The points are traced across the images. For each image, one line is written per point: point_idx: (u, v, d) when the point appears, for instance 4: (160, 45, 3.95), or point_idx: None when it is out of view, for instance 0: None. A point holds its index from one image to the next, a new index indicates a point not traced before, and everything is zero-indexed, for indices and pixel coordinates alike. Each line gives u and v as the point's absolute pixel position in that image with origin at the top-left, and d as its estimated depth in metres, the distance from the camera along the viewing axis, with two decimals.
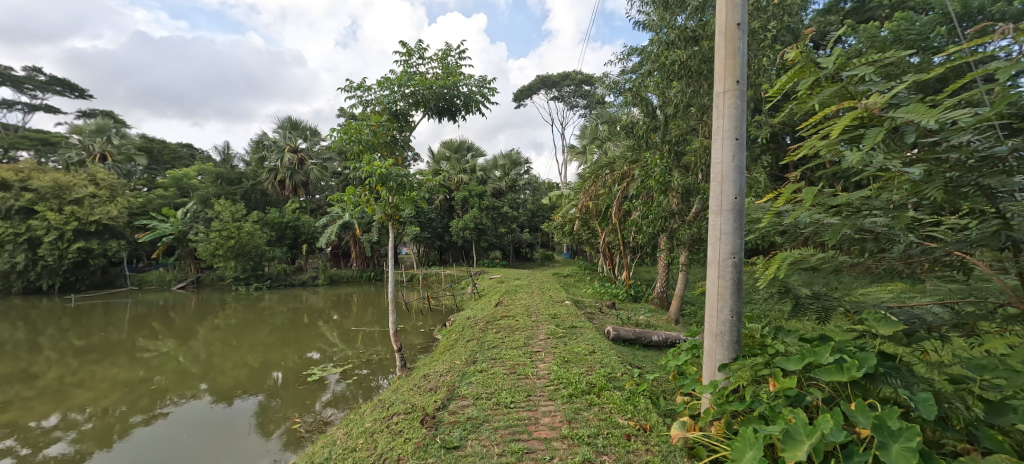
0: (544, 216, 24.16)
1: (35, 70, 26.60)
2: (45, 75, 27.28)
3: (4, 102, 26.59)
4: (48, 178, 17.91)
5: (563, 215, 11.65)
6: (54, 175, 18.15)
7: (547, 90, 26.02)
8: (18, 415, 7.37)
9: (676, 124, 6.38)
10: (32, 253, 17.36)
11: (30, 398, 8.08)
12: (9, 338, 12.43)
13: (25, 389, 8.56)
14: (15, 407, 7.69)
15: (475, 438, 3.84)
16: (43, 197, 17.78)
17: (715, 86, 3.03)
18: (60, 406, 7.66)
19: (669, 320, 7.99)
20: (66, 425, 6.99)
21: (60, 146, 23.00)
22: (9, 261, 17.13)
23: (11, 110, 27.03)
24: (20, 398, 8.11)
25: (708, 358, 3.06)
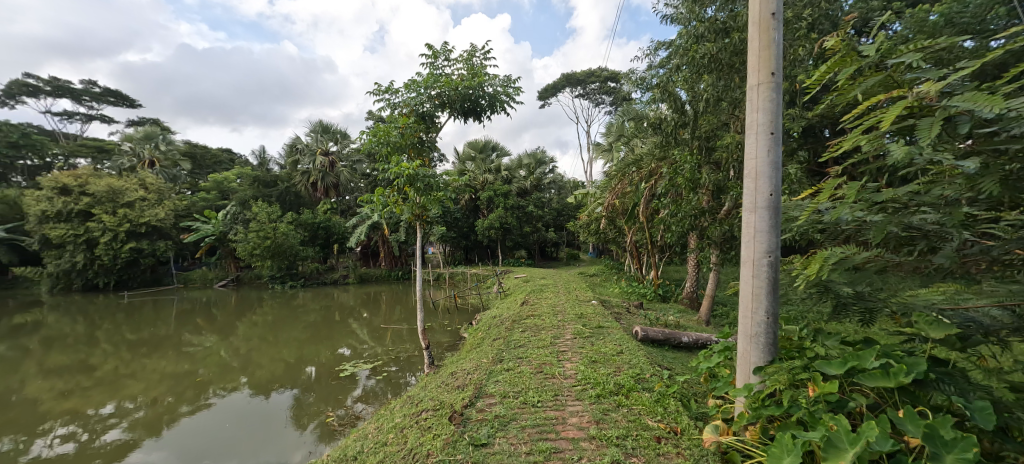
0: (569, 215, 23.97)
1: (91, 83, 28.34)
2: (100, 87, 29.01)
3: (63, 113, 28.40)
4: (104, 183, 18.97)
5: (589, 214, 11.53)
6: (109, 180, 19.23)
7: (571, 88, 25.88)
8: (78, 402, 7.86)
9: (706, 120, 6.19)
10: (89, 253, 18.50)
11: (88, 387, 8.59)
12: (69, 331, 13.26)
13: (84, 378, 9.11)
14: (76, 395, 8.20)
15: (503, 436, 3.84)
16: (99, 201, 18.81)
17: (749, 80, 2.92)
18: (114, 396, 8.11)
19: (699, 321, 7.81)
20: (120, 413, 7.40)
21: (113, 153, 24.40)
22: (70, 260, 18.32)
23: (70, 120, 28.89)
24: (79, 387, 8.64)
25: (742, 361, 2.96)
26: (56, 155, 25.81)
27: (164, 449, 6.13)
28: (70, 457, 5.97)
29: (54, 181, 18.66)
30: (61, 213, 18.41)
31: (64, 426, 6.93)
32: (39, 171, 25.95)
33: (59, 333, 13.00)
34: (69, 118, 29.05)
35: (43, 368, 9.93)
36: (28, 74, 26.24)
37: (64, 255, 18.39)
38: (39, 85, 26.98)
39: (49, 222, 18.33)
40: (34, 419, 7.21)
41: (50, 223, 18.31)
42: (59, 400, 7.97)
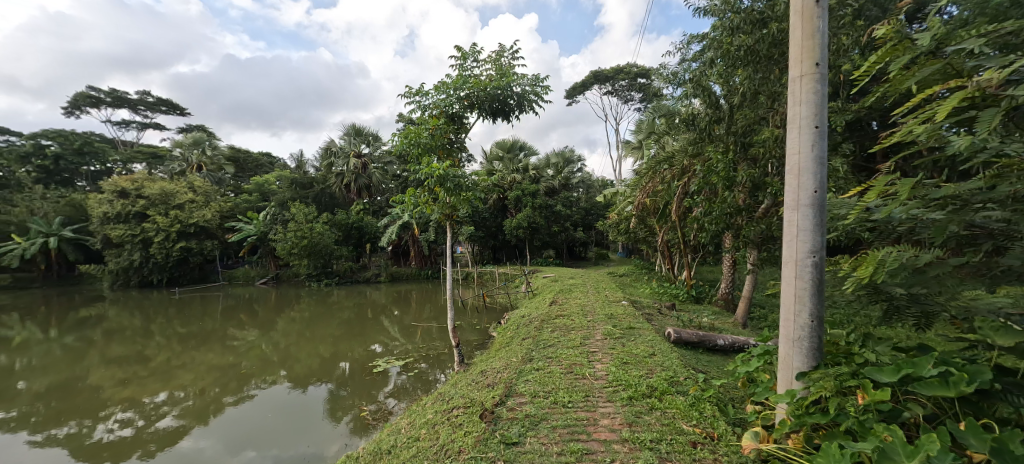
0: (598, 214, 23.66)
1: (146, 93, 30.03)
2: (153, 97, 30.66)
3: (122, 122, 30.26)
4: (157, 186, 20.11)
5: (618, 213, 11.37)
6: (161, 184, 20.36)
7: (599, 86, 25.53)
8: (135, 390, 8.34)
9: (742, 115, 5.97)
10: (145, 252, 19.66)
11: (144, 377, 9.11)
12: (127, 324, 14.12)
13: (139, 368, 9.67)
14: (133, 383, 8.71)
15: (534, 435, 3.83)
16: (153, 203, 19.94)
17: (791, 72, 2.80)
18: (166, 385, 8.55)
19: (735, 323, 7.56)
20: (171, 401, 7.80)
21: (166, 159, 25.85)
22: (128, 258, 19.53)
23: (127, 127, 30.74)
24: (136, 376, 9.17)
25: (784, 367, 2.84)
26: (115, 160, 27.51)
27: (210, 437, 6.41)
28: (128, 443, 6.32)
29: (114, 184, 19.93)
30: (119, 215, 19.64)
31: (123, 412, 7.35)
32: (101, 176, 27.76)
33: (119, 326, 13.87)
34: (126, 126, 30.89)
35: (104, 357, 10.60)
36: (91, 86, 28.02)
37: (123, 254, 19.62)
38: (101, 96, 28.78)
39: (110, 223, 19.60)
40: (97, 405, 7.68)
41: (110, 224, 19.56)
42: (118, 388, 8.48)
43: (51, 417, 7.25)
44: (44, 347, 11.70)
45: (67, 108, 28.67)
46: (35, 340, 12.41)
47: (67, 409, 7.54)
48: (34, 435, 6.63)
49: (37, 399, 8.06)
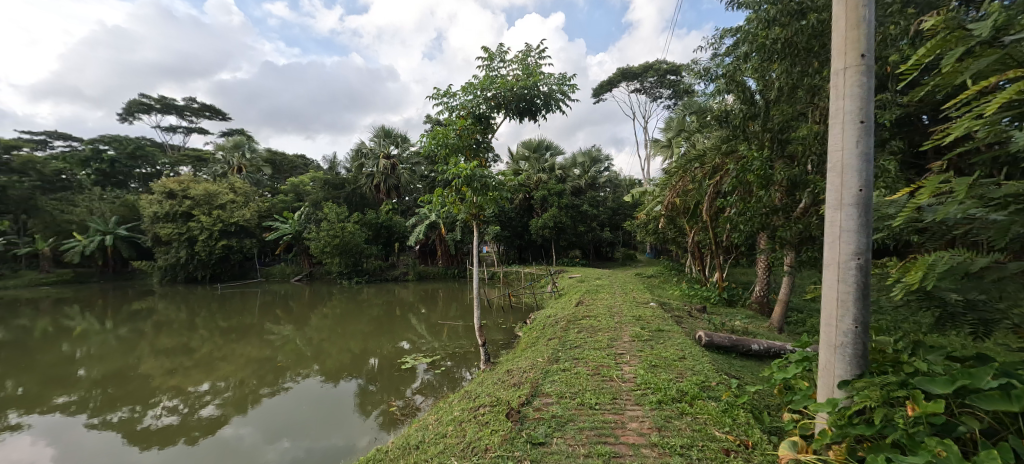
0: (625, 214, 23.28)
1: (192, 99, 31.51)
2: (197, 103, 32.13)
3: (169, 127, 31.85)
4: (201, 188, 21.09)
5: (646, 213, 11.16)
6: (205, 185, 21.33)
7: (627, 84, 25.15)
8: (181, 380, 8.74)
9: (779, 110, 5.71)
10: (190, 250, 20.66)
11: (189, 367, 9.53)
12: (174, 317, 14.84)
13: (185, 359, 10.13)
14: (179, 373, 9.14)
15: (561, 436, 3.78)
16: (197, 203, 20.94)
17: (834, 64, 2.67)
18: (209, 376, 8.93)
19: (771, 328, 7.29)
20: (214, 391, 8.14)
21: (210, 161, 27.07)
22: (175, 255, 20.55)
23: (174, 132, 32.33)
24: (182, 366, 9.61)
25: (825, 374, 2.72)
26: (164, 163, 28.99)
27: (249, 426, 6.64)
28: (174, 429, 6.64)
29: (163, 186, 21.03)
30: (166, 214, 20.69)
31: (169, 400, 7.72)
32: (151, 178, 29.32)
33: (166, 318, 14.60)
34: (173, 130, 32.49)
35: (153, 348, 11.17)
36: (142, 93, 29.58)
37: (171, 251, 20.68)
38: (151, 103, 30.34)
39: (159, 222, 20.70)
40: (146, 393, 8.09)
41: (160, 223, 20.66)
42: (165, 377, 8.91)
43: (106, 403, 7.67)
44: (101, 337, 12.42)
45: (121, 114, 30.38)
46: (93, 330, 13.21)
47: (120, 396, 7.97)
48: (92, 419, 7.03)
49: (94, 385, 8.57)
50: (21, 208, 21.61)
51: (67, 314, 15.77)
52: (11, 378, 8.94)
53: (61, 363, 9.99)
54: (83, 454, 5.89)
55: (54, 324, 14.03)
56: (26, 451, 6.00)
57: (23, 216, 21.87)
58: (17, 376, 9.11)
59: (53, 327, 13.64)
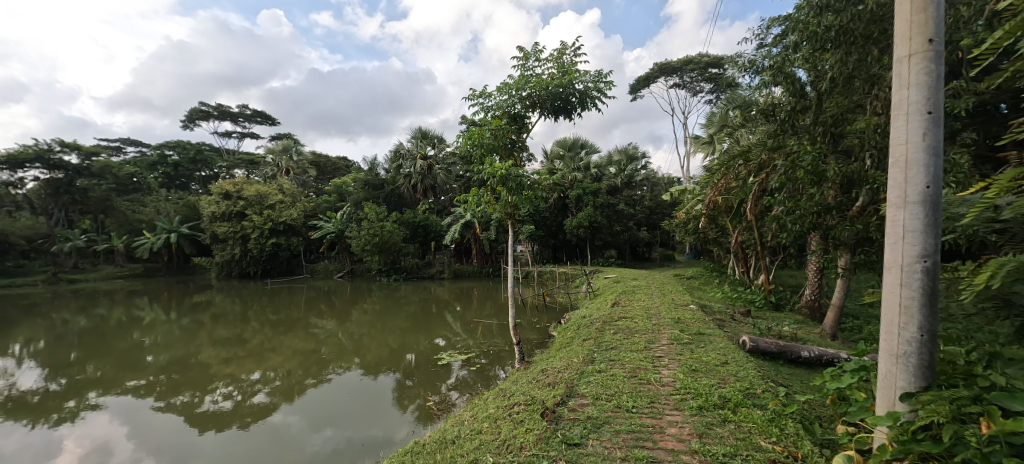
0: (664, 214, 22.65)
1: (245, 106, 33.22)
2: (250, 109, 33.88)
3: (225, 133, 33.75)
4: (252, 189, 22.25)
5: (686, 212, 10.82)
6: (256, 187, 22.48)
7: (665, 79, 24.46)
8: (235, 368, 9.22)
9: (832, 102, 5.34)
10: (243, 247, 21.86)
11: (242, 357, 10.03)
12: (229, 309, 15.72)
13: (238, 349, 10.68)
14: (234, 362, 9.64)
15: (596, 438, 3.70)
16: (250, 204, 22.12)
17: (896, 51, 2.46)
18: (259, 366, 9.37)
19: (823, 334, 6.88)
20: (264, 380, 8.54)
21: (261, 164, 28.51)
22: (230, 252, 21.82)
23: (229, 137, 34.25)
24: (236, 356, 10.14)
25: (884, 384, 2.52)
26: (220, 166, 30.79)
27: (296, 413, 6.91)
28: (229, 414, 7.00)
29: (219, 188, 22.31)
30: (222, 214, 21.97)
31: (225, 387, 8.15)
32: (210, 180, 31.21)
33: (222, 311, 15.50)
34: (228, 135, 34.41)
35: (211, 337, 11.86)
36: (202, 102, 31.46)
37: (227, 248, 21.94)
38: (210, 110, 32.22)
39: (217, 221, 22.08)
40: (205, 379, 8.56)
41: (217, 221, 21.99)
42: (221, 365, 9.42)
43: (170, 387, 8.18)
44: (166, 326, 13.31)
45: (183, 122, 32.48)
46: (160, 320, 14.19)
47: (182, 381, 8.48)
48: (158, 401, 7.50)
49: (160, 370, 9.16)
50: (98, 208, 23.58)
51: (137, 304, 17.07)
52: (90, 362, 9.70)
53: (132, 349, 10.76)
54: (151, 433, 6.31)
55: (126, 314, 15.18)
56: (103, 428, 6.50)
57: (101, 215, 23.96)
58: (95, 360, 9.87)
59: (125, 316, 14.78)
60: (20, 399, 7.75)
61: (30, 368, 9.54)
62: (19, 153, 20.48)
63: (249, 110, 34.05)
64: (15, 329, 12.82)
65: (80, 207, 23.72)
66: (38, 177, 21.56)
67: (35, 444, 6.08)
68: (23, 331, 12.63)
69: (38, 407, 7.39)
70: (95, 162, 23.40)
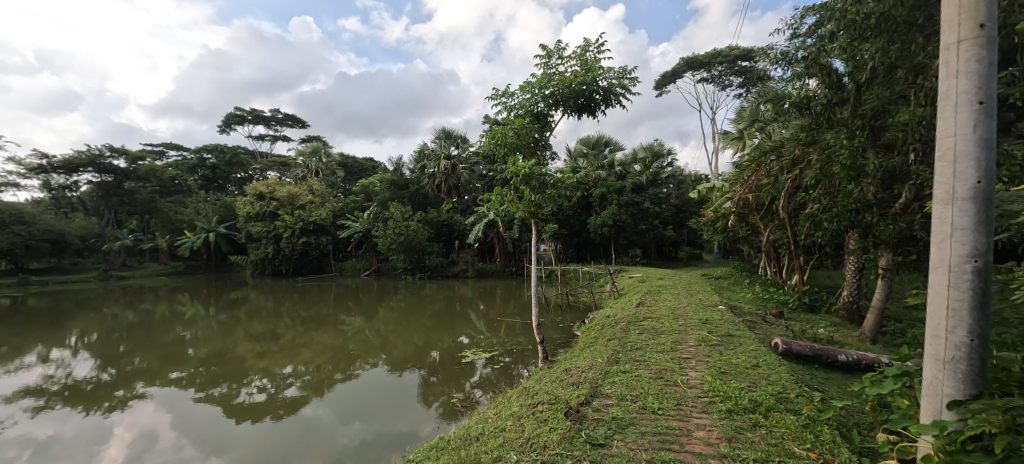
0: (690, 212, 22.11)
1: (277, 110, 34.21)
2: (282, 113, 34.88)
3: (259, 136, 34.85)
4: (285, 190, 22.94)
5: (715, 210, 10.53)
6: (287, 188, 23.15)
7: (693, 74, 23.87)
8: (269, 362, 9.51)
9: (872, 93, 5.07)
10: (276, 246, 22.55)
11: (275, 351, 10.34)
12: (263, 306, 16.25)
13: (271, 344, 11.00)
14: (267, 356, 9.94)
15: (621, 439, 3.63)
16: (282, 204, 22.81)
17: (943, 38, 2.32)
18: (291, 360, 9.63)
19: (862, 338, 6.57)
20: (296, 374, 8.77)
21: (292, 165, 29.33)
22: (264, 251, 22.57)
23: (263, 140, 35.37)
24: (269, 350, 10.46)
25: (930, 391, 2.37)
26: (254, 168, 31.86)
27: (326, 407, 7.06)
28: (263, 406, 7.21)
29: (253, 189, 23.08)
30: (256, 214, 22.71)
31: (260, 380, 8.40)
32: (245, 182, 32.35)
33: (257, 307, 16.04)
34: (261, 138, 35.55)
35: (246, 332, 12.27)
36: (237, 106, 32.57)
37: (261, 247, 22.71)
38: (244, 115, 33.33)
39: (251, 221, 22.87)
40: (241, 372, 8.85)
41: (251, 221, 22.76)
42: (256, 359, 9.72)
43: (208, 379, 8.48)
44: (205, 321, 13.86)
45: (220, 126, 33.74)
46: (200, 315, 14.77)
47: (220, 374, 8.78)
48: (198, 393, 7.79)
49: (200, 363, 9.51)
50: (144, 209, 24.80)
51: (179, 300, 17.87)
52: (136, 355, 10.16)
53: (175, 342, 11.23)
54: (193, 423, 6.56)
55: (169, 309, 15.88)
56: (149, 417, 6.78)
57: (147, 216, 25.21)
58: (141, 353, 10.33)
59: (168, 311, 15.49)
60: (76, 386, 8.20)
61: (84, 359, 10.06)
62: (74, 159, 21.82)
63: (281, 113, 35.04)
64: (70, 322, 13.62)
65: (127, 208, 25.01)
66: (90, 181, 22.85)
67: (89, 430, 6.40)
68: (78, 324, 13.37)
69: (91, 395, 7.78)
70: (141, 166, 24.52)
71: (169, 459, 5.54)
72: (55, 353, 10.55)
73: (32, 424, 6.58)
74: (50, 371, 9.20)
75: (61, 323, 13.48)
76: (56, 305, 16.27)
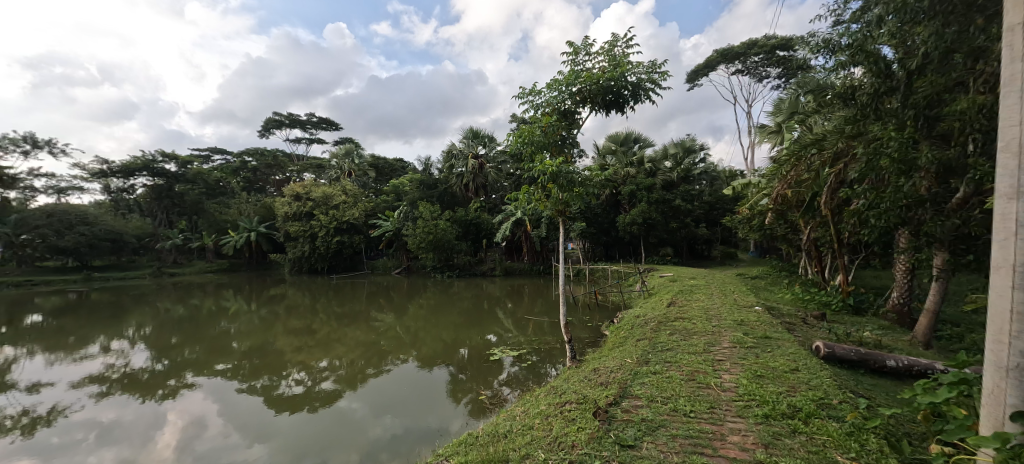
0: (724, 209, 21.44)
1: (312, 114, 35.26)
2: (316, 116, 35.90)
3: (295, 139, 36.00)
4: (319, 191, 23.63)
5: (750, 207, 10.15)
6: (322, 189, 23.83)
7: (726, 66, 23.16)
8: (305, 356, 9.80)
9: (924, 82, 4.74)
10: (311, 244, 23.27)
11: (311, 346, 10.65)
12: (300, 302, 16.80)
13: (308, 339, 11.34)
14: (304, 350, 10.25)
15: (652, 441, 3.53)
16: (317, 205, 23.54)
17: (1008, 19, 2.12)
18: (326, 354, 9.89)
19: (913, 342, 6.19)
20: (330, 368, 9.00)
21: (326, 166, 30.16)
22: (300, 249, 23.32)
23: (299, 143, 36.51)
24: (306, 344, 10.78)
25: (992, 399, 2.18)
26: (290, 170, 32.95)
27: (360, 400, 7.20)
28: (301, 398, 7.42)
29: (291, 190, 23.90)
30: (293, 214, 23.51)
31: (298, 373, 8.65)
32: (283, 183, 33.49)
33: (294, 303, 16.58)
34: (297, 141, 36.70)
35: (285, 327, 12.70)
36: (275, 112, 33.78)
37: (298, 246, 23.48)
38: (281, 119, 34.49)
39: (289, 221, 23.69)
40: (280, 365, 9.15)
41: (288, 221, 23.56)
42: (294, 353, 10.04)
43: (251, 371, 8.79)
44: (248, 316, 14.45)
45: (260, 131, 35.06)
46: (243, 310, 15.38)
47: (261, 366, 9.11)
48: (242, 384, 8.08)
49: (243, 356, 9.88)
50: (192, 209, 26.09)
51: (224, 295, 18.71)
52: (186, 347, 10.67)
53: (221, 336, 11.72)
54: (238, 411, 6.82)
55: (215, 304, 16.64)
56: (199, 405, 7.10)
57: (195, 216, 26.52)
58: (191, 345, 10.84)
59: (214, 306, 16.24)
60: (133, 375, 8.69)
61: (140, 349, 10.67)
62: (132, 163, 23.90)
63: (316, 117, 36.09)
64: (128, 315, 14.48)
65: (177, 209, 26.36)
66: (144, 184, 24.85)
67: (146, 415, 6.75)
68: (134, 317, 14.19)
69: (147, 383, 8.21)
70: (189, 170, 26.18)
71: (216, 446, 5.77)
72: (115, 344, 11.21)
73: (96, 409, 7.01)
74: (111, 360, 9.76)
75: (121, 316, 14.33)
76: (116, 299, 17.36)
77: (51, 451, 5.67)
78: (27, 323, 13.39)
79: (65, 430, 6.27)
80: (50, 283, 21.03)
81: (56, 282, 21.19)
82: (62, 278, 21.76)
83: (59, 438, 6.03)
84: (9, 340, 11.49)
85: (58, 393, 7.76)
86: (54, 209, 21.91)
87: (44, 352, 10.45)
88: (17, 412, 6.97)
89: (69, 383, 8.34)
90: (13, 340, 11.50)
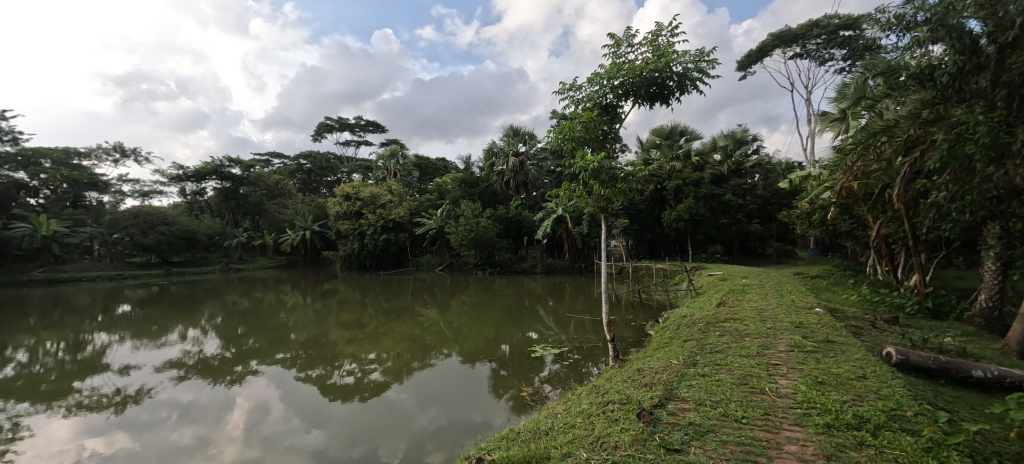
0: (780, 204, 20.25)
1: (360, 117, 36.51)
2: (364, 120, 37.13)
3: (345, 142, 37.48)
4: (367, 191, 24.46)
5: (810, 201, 9.50)
6: (370, 188, 24.64)
7: (783, 51, 21.82)
8: (355, 348, 10.13)
9: (1020, 57, 4.23)
10: (360, 242, 24.17)
11: (360, 338, 11.01)
12: (350, 296, 17.46)
13: (357, 332, 11.73)
14: (355, 343, 10.61)
15: (700, 446, 3.34)
16: (366, 204, 24.40)
17: None
18: (375, 347, 10.18)
19: (1006, 350, 5.54)
20: (378, 360, 9.24)
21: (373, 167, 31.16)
22: (350, 247, 24.24)
23: (348, 145, 37.94)
24: (356, 337, 11.15)
25: None
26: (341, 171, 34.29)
27: (407, 392, 7.35)
28: (352, 388, 7.67)
29: (341, 190, 24.89)
30: (343, 212, 24.46)
31: (349, 365, 8.95)
32: (334, 184, 34.90)
33: (345, 297, 17.26)
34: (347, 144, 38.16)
35: (337, 320, 13.24)
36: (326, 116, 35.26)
37: (348, 243, 24.42)
38: (332, 123, 35.95)
39: (340, 219, 24.69)
40: (332, 356, 9.50)
41: (339, 220, 24.55)
42: (346, 345, 10.40)
43: (307, 361, 9.19)
44: (304, 309, 15.20)
45: (313, 135, 36.72)
46: (300, 304, 16.18)
47: (316, 356, 9.49)
48: (299, 372, 8.45)
49: (300, 346, 10.36)
50: (255, 210, 27.84)
51: (283, 290, 19.75)
52: (252, 337, 11.32)
53: (280, 327, 12.35)
54: (297, 398, 7.13)
55: (276, 297, 17.61)
56: (262, 391, 7.49)
57: (256, 216, 28.21)
58: (254, 335, 11.50)
59: (275, 299, 17.19)
60: (206, 361, 9.31)
61: (211, 337, 11.45)
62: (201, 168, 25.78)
63: (364, 119, 37.35)
64: (200, 307, 15.59)
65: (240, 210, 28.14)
66: (212, 187, 26.75)
67: (218, 398, 7.20)
68: (206, 308, 15.29)
69: (218, 369, 8.78)
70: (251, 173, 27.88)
71: (278, 429, 6.06)
72: (191, 333, 12.09)
73: (176, 390, 7.55)
74: (188, 347, 10.52)
75: (194, 308, 15.44)
76: (190, 292, 18.76)
77: (141, 426, 6.15)
78: (119, 312, 14.73)
79: (151, 408, 6.80)
80: (136, 276, 23.05)
81: (141, 276, 23.17)
82: (147, 273, 23.76)
83: (147, 415, 6.55)
84: (104, 326, 12.69)
85: (145, 375, 8.43)
86: (139, 210, 24.17)
87: (132, 339, 11.42)
88: (111, 391, 7.63)
89: (153, 366, 9.04)
90: (108, 327, 12.67)
